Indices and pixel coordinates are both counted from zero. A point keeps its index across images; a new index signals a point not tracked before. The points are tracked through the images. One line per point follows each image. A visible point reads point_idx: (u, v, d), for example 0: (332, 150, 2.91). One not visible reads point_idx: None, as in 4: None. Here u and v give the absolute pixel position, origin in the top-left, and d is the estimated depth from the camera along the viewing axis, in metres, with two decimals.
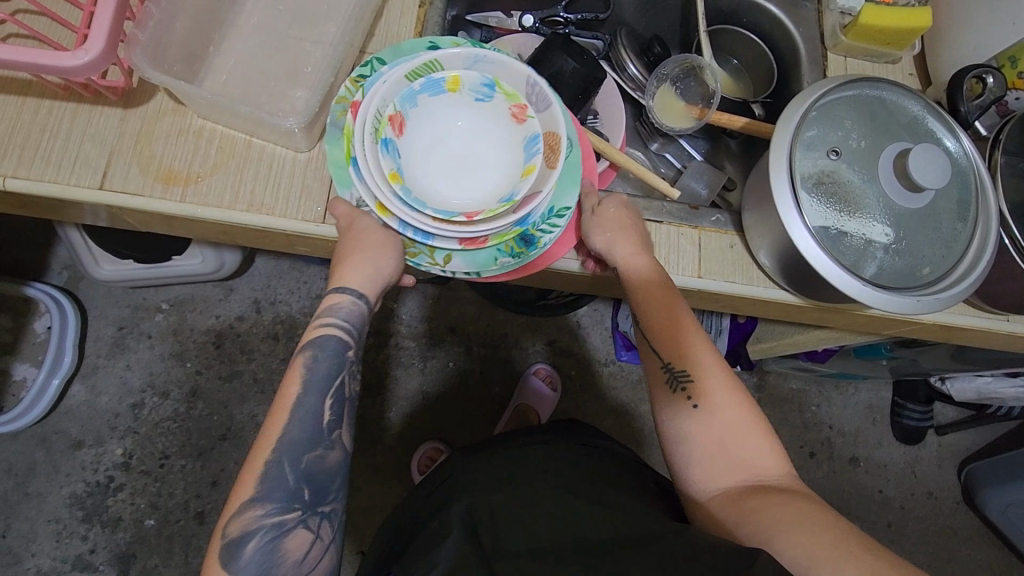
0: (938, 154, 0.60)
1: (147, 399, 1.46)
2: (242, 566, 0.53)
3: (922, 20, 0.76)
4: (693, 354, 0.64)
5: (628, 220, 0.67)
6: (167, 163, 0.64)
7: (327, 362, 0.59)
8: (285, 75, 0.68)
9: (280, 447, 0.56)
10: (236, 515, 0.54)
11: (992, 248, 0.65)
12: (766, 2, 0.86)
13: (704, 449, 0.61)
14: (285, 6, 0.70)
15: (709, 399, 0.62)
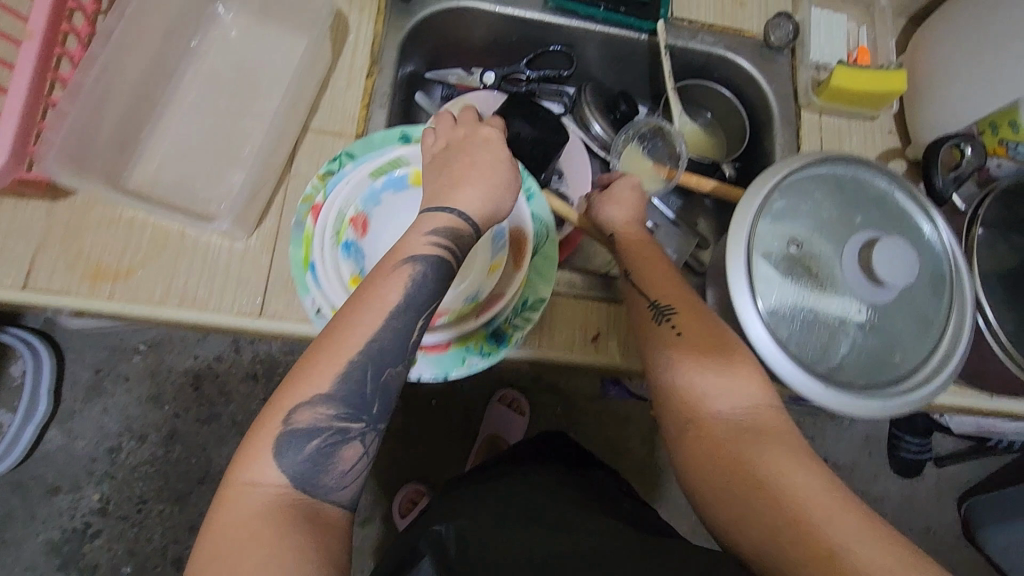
0: (903, 250, 0.57)
1: (124, 442, 1.45)
2: (293, 459, 0.47)
3: (897, 84, 0.72)
4: (675, 293, 0.63)
5: (638, 198, 0.72)
6: (95, 257, 0.61)
7: (425, 274, 0.51)
8: (222, 158, 0.65)
9: (364, 355, 0.49)
10: (302, 405, 0.48)
11: (964, 347, 0.60)
12: (737, 57, 0.83)
13: (689, 380, 0.57)
14: (222, 82, 0.67)
15: (692, 329, 0.60)
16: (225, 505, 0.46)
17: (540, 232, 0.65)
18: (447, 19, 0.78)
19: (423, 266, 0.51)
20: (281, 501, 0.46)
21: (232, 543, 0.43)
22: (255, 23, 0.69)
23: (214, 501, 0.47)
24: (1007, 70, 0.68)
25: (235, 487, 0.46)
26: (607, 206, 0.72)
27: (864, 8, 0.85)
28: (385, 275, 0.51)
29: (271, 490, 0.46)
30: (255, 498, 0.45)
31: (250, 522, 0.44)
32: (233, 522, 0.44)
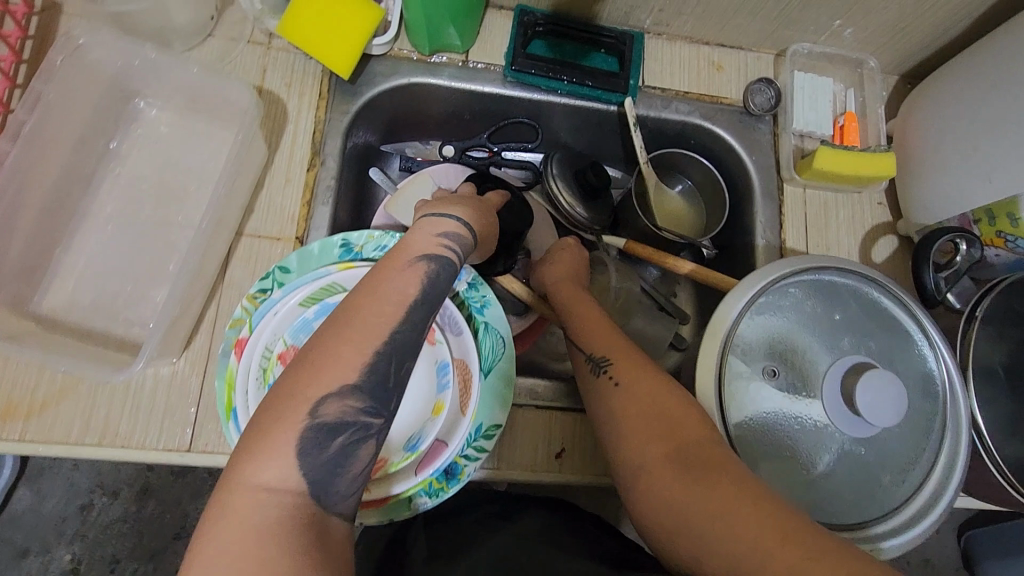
0: (888, 381, 0.53)
1: (95, 499, 1.18)
2: (309, 456, 0.41)
3: (886, 167, 0.68)
4: (611, 341, 0.57)
5: (575, 254, 0.70)
6: (6, 393, 0.56)
7: (441, 268, 0.49)
8: (145, 274, 0.59)
9: (389, 349, 0.44)
10: (330, 396, 0.42)
11: (959, 479, 0.56)
12: (715, 127, 0.76)
13: (631, 425, 0.50)
14: (146, 186, 0.61)
15: (631, 376, 0.53)
16: (218, 518, 0.37)
17: (495, 350, 0.60)
18: (400, 97, 0.72)
19: (437, 261, 0.49)
20: (288, 509, 0.39)
21: (228, 565, 0.35)
22: (182, 118, 0.63)
23: (203, 512, 0.38)
24: (1004, 158, 0.61)
25: (236, 491, 0.38)
26: (546, 260, 0.69)
27: (852, 68, 0.78)
28: (393, 274, 0.47)
29: (280, 496, 0.39)
30: (259, 506, 0.38)
31: (245, 537, 0.36)
32: (223, 536, 0.37)
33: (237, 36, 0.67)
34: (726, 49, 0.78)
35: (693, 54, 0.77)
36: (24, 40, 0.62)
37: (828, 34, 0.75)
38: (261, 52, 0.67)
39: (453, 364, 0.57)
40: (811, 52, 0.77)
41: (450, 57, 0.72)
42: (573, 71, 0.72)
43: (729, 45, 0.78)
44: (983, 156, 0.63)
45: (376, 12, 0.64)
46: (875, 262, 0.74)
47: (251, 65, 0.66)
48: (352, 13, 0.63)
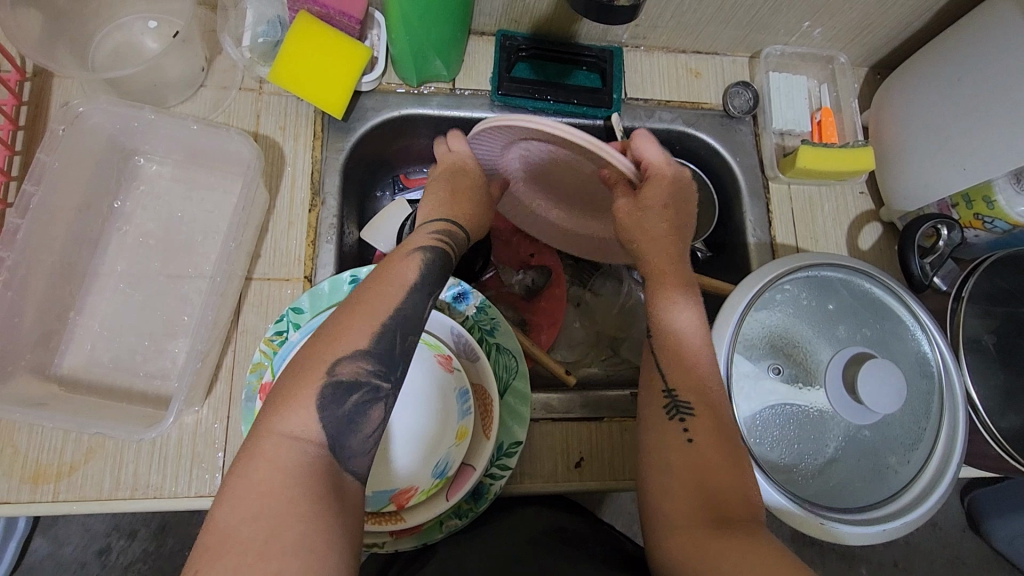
0: (890, 392, 0.55)
1: (114, 540, 1.06)
2: (327, 411, 0.43)
3: (864, 161, 0.72)
4: (700, 384, 0.53)
5: (671, 224, 0.60)
6: (35, 458, 0.57)
7: (438, 256, 0.53)
8: (161, 327, 0.61)
9: (394, 317, 0.47)
10: (344, 357, 0.44)
11: (960, 457, 0.58)
12: (697, 132, 0.78)
13: (681, 481, 0.50)
14: (153, 239, 0.62)
15: (705, 436, 0.52)
16: (249, 462, 0.40)
17: (509, 368, 0.62)
18: (392, 129, 0.74)
19: (433, 250, 0.53)
20: (308, 457, 0.41)
21: (253, 503, 0.38)
22: (182, 171, 0.64)
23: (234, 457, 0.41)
24: (975, 147, 0.64)
25: (264, 443, 0.41)
26: (637, 234, 0.60)
27: (824, 64, 0.81)
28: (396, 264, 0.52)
29: (302, 447, 0.41)
30: (284, 452, 0.41)
31: (279, 479, 0.39)
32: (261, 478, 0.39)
33: (227, 83, 0.68)
34: (702, 56, 0.81)
35: (672, 63, 0.80)
36: (19, 106, 0.63)
37: (798, 34, 0.77)
38: (253, 97, 0.68)
39: (473, 391, 0.56)
40: (784, 53, 0.80)
41: (437, 86, 0.73)
42: (558, 90, 0.74)
43: (705, 51, 0.80)
44: (954, 144, 0.66)
45: (363, 52, 0.65)
46: (863, 249, 0.77)
47: (245, 112, 0.68)
48: (342, 53, 0.65)
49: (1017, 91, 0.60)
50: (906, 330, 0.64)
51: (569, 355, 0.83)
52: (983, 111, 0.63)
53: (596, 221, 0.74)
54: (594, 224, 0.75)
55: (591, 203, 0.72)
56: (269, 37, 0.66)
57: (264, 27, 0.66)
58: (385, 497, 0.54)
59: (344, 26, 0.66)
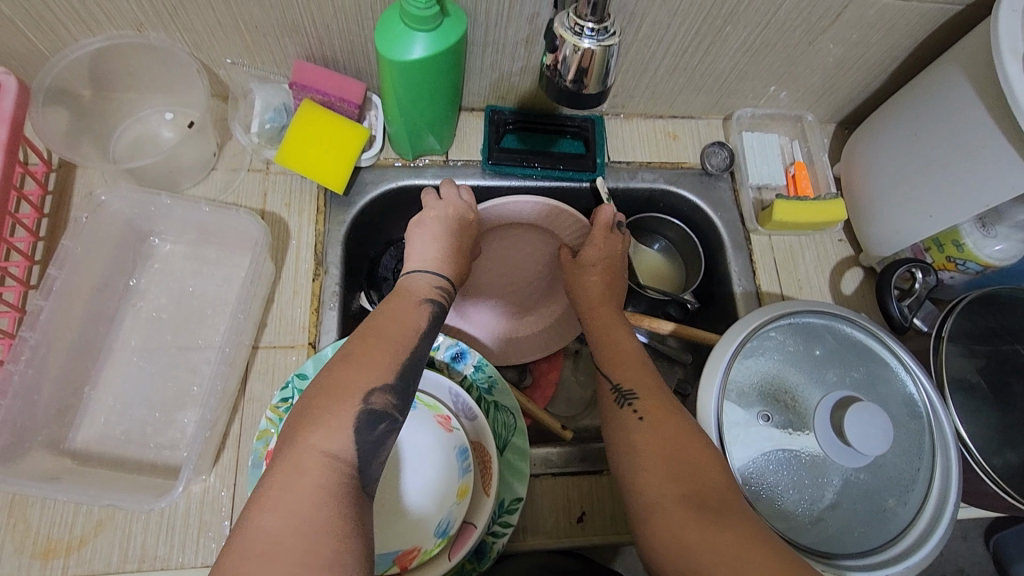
0: (876, 428, 0.57)
1: None
2: (360, 434, 0.45)
3: (837, 213, 0.76)
4: (638, 378, 0.59)
5: (606, 279, 0.71)
6: (46, 533, 0.59)
7: (439, 309, 0.58)
8: (172, 398, 0.63)
9: (401, 364, 0.50)
10: (377, 387, 0.47)
11: (957, 498, 0.59)
12: (679, 189, 0.83)
13: (650, 459, 0.51)
14: (166, 314, 0.66)
15: (654, 412, 0.55)
16: (286, 475, 0.42)
17: (507, 425, 0.63)
18: (390, 200, 0.78)
19: (437, 304, 0.58)
20: (342, 476, 0.43)
21: (292, 517, 0.40)
22: (193, 248, 0.68)
23: (266, 469, 0.43)
24: (937, 190, 0.67)
25: (303, 454, 0.43)
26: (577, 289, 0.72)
27: (793, 122, 0.87)
28: (403, 308, 0.55)
29: (339, 466, 0.43)
30: (321, 467, 0.43)
31: (306, 495, 0.41)
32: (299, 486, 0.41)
33: (237, 165, 0.73)
34: (678, 120, 0.86)
35: (650, 128, 0.85)
36: (44, 196, 0.68)
37: (766, 98, 0.83)
38: (260, 177, 0.73)
39: (471, 449, 0.58)
40: (755, 115, 0.86)
41: (431, 158, 0.78)
42: (545, 158, 0.79)
43: (680, 116, 0.86)
44: (916, 190, 0.69)
45: (361, 132, 0.71)
46: (846, 294, 0.80)
47: (252, 191, 0.72)
48: (344, 134, 0.70)
49: (959, 139, 0.64)
50: (892, 373, 0.66)
51: (568, 410, 0.84)
52: (934, 160, 0.67)
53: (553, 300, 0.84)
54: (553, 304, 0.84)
55: (531, 293, 0.83)
56: (275, 123, 0.71)
57: (271, 114, 0.71)
58: (390, 557, 0.55)
59: (345, 110, 0.71)
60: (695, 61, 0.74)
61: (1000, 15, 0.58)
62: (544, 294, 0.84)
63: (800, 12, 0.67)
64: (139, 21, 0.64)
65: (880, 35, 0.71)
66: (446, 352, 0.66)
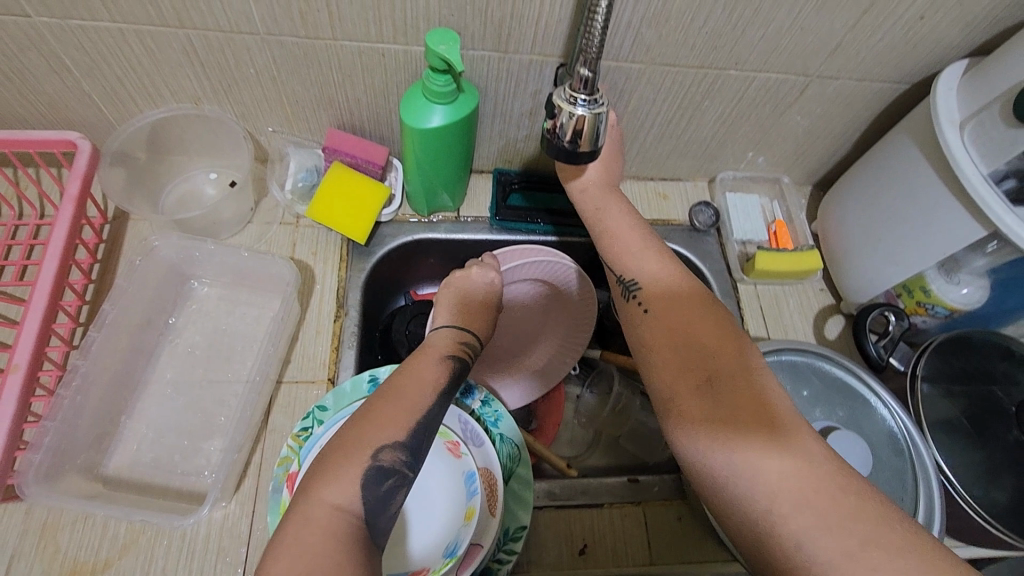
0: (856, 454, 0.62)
1: None
2: (369, 488, 0.49)
3: (813, 262, 0.84)
4: (642, 269, 0.63)
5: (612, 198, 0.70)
6: (73, 555, 0.62)
7: (460, 364, 0.62)
8: (200, 428, 0.68)
9: (424, 420, 0.55)
10: (386, 445, 0.51)
11: (939, 527, 0.62)
12: (670, 243, 0.91)
13: (659, 352, 0.55)
14: (200, 349, 0.72)
15: (658, 302, 0.59)
16: (295, 527, 0.46)
17: (512, 456, 0.67)
18: (406, 252, 0.86)
19: (458, 358, 0.62)
20: (343, 522, 0.47)
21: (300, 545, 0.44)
22: (227, 290, 0.75)
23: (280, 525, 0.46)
24: (902, 245, 0.74)
25: (313, 505, 0.47)
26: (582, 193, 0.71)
27: (772, 184, 0.96)
28: (425, 360, 0.60)
29: (344, 514, 0.47)
30: (330, 521, 0.46)
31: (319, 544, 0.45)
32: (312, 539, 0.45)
33: (270, 219, 0.82)
34: (668, 182, 0.95)
35: (643, 189, 0.94)
36: (99, 244, 0.76)
37: (745, 162, 0.92)
38: (290, 229, 0.81)
39: (480, 473, 0.62)
40: (737, 177, 0.95)
41: (444, 215, 0.87)
42: (547, 214, 0.87)
43: (669, 178, 0.95)
44: (884, 244, 0.76)
45: (382, 192, 0.79)
46: (830, 339, 0.86)
47: (283, 241, 0.80)
48: (368, 193, 0.79)
49: (915, 198, 0.71)
50: (871, 409, 0.71)
51: (571, 451, 0.88)
52: (898, 217, 0.74)
53: (549, 332, 0.89)
54: (550, 336, 0.89)
55: (529, 333, 0.89)
56: (308, 181, 0.81)
57: (304, 174, 0.81)
58: None
59: (369, 171, 0.80)
60: (679, 131, 0.84)
61: (939, 89, 0.68)
62: (542, 330, 0.89)
63: (768, 89, 0.77)
64: (197, 96, 0.74)
65: (841, 108, 0.80)
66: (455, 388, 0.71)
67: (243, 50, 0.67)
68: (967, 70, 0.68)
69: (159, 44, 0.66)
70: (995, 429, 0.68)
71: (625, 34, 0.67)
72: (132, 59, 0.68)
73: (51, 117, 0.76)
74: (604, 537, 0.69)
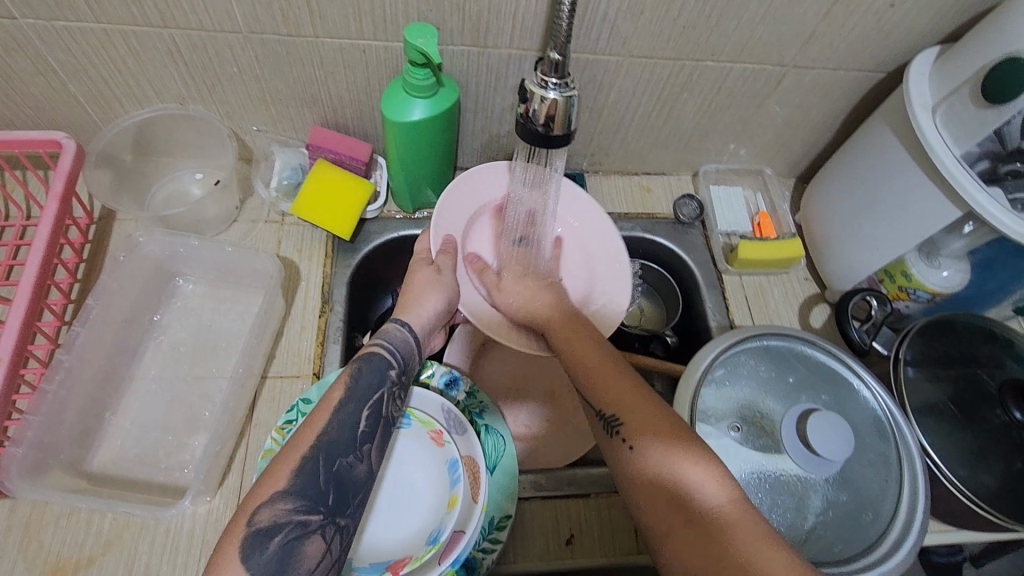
0: (833, 435, 0.63)
1: None
2: (256, 552, 0.48)
3: (795, 250, 0.85)
4: (615, 391, 0.57)
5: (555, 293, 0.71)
6: (56, 552, 0.61)
7: (370, 372, 0.59)
8: (184, 423, 0.68)
9: (318, 452, 0.53)
10: (264, 504, 0.49)
11: (924, 507, 0.62)
12: (655, 236, 0.91)
13: (644, 489, 0.52)
14: (186, 346, 0.72)
15: (642, 438, 0.53)
16: None
17: (497, 446, 0.66)
18: (392, 249, 0.86)
19: (372, 364, 0.60)
20: None
21: None
22: (213, 287, 0.76)
23: None
24: (882, 230, 0.74)
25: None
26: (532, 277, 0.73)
27: (755, 176, 0.97)
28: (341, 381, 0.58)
29: None
30: None
31: None
32: None
33: (256, 217, 0.82)
34: (652, 176, 0.96)
35: (626, 183, 0.95)
36: (84, 244, 0.77)
37: (727, 155, 0.93)
38: (276, 227, 0.82)
39: (462, 461, 0.63)
40: (720, 170, 0.95)
41: (430, 211, 0.87)
42: None
43: (653, 172, 0.96)
44: (865, 231, 0.77)
45: (365, 188, 0.80)
46: (815, 327, 0.86)
47: (268, 239, 0.81)
48: (352, 190, 0.80)
49: (892, 183, 0.72)
50: (857, 392, 0.70)
51: None
52: (877, 203, 0.75)
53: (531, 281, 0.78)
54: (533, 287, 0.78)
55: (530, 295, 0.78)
56: (293, 180, 0.81)
57: (289, 172, 0.82)
58: (382, 567, 0.58)
59: (353, 167, 0.81)
60: (659, 124, 0.85)
61: (911, 75, 0.69)
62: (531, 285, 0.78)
63: (744, 80, 0.78)
64: (181, 95, 0.75)
65: (819, 98, 0.81)
66: (442, 379, 0.71)
67: (225, 48, 0.68)
68: (938, 56, 0.69)
69: (143, 45, 0.67)
70: (979, 411, 0.69)
71: (601, 27, 0.68)
72: (116, 60, 0.69)
73: (38, 119, 0.77)
74: (589, 527, 0.69)
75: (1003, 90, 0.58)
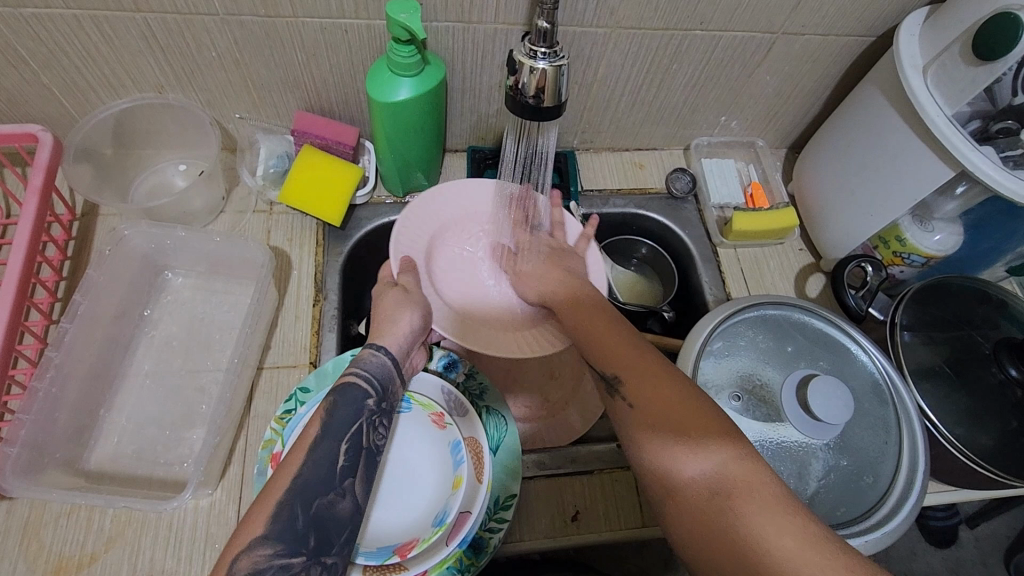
0: (834, 400, 0.63)
1: None
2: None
3: (789, 219, 0.85)
4: (614, 354, 0.56)
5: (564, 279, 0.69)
6: (58, 551, 0.61)
7: (347, 407, 0.54)
8: (181, 417, 0.67)
9: (294, 494, 0.49)
10: (242, 551, 0.46)
11: (923, 468, 0.62)
12: (648, 212, 0.91)
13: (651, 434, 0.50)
14: (178, 341, 0.71)
15: (642, 396, 0.52)
16: None
17: (498, 426, 0.66)
18: (383, 234, 0.85)
19: (347, 396, 0.55)
20: None
21: None
22: (203, 279, 0.75)
23: None
24: (876, 196, 0.74)
25: None
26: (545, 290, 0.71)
27: (747, 148, 0.96)
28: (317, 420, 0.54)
29: None
30: None
31: None
32: None
33: (243, 208, 0.81)
34: (643, 152, 0.95)
35: (618, 160, 0.94)
36: (68, 240, 0.75)
37: (718, 127, 0.92)
38: (264, 217, 0.81)
39: (464, 442, 0.63)
40: (711, 143, 0.95)
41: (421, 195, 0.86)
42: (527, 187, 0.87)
43: (645, 148, 0.95)
44: (859, 198, 0.77)
45: (353, 172, 0.78)
46: (812, 296, 0.86)
47: (257, 229, 0.80)
48: (340, 175, 0.78)
49: (884, 147, 0.72)
50: (854, 358, 0.70)
51: None
52: (871, 169, 0.74)
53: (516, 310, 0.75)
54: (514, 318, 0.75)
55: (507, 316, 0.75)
56: (279, 168, 0.80)
57: (275, 161, 0.80)
58: (387, 551, 0.57)
59: (340, 152, 0.79)
60: (649, 98, 0.84)
61: (901, 37, 0.68)
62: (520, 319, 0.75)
63: (734, 49, 0.77)
64: (159, 84, 0.73)
65: (809, 65, 0.81)
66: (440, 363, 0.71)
67: (202, 32, 0.66)
68: (927, 17, 0.69)
69: (116, 30, 0.65)
70: (975, 370, 0.69)
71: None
72: (89, 47, 0.67)
73: (13, 113, 0.75)
74: (592, 502, 0.69)
75: (992, 49, 0.58)
